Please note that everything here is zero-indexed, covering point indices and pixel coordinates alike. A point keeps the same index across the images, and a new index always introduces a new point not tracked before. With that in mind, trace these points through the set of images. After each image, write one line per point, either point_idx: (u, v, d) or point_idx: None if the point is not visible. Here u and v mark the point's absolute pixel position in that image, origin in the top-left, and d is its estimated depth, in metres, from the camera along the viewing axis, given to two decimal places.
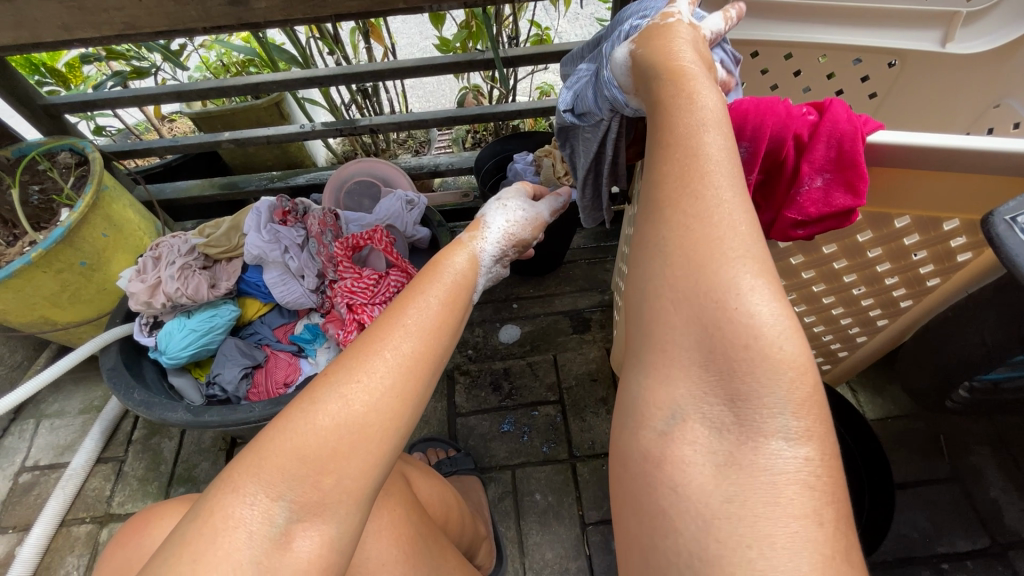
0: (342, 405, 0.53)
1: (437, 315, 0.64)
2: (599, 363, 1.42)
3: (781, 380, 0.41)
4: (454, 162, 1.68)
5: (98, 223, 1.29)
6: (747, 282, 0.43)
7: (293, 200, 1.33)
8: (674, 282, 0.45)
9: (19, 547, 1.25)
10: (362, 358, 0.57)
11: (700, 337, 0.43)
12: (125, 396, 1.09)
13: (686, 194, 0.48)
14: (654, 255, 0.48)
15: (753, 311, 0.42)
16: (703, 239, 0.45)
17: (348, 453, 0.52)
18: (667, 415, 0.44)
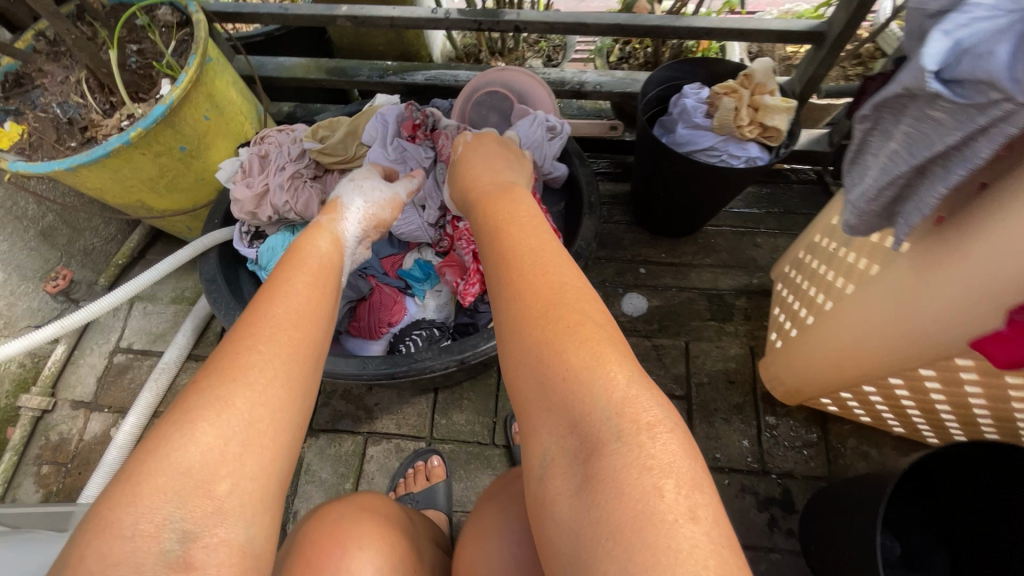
0: (221, 415, 0.51)
1: (317, 299, 0.65)
2: (738, 363, 1.21)
3: (601, 394, 0.50)
4: (602, 82, 1.37)
5: (200, 102, 1.11)
6: (560, 336, 0.53)
7: (423, 110, 1.12)
8: (529, 358, 0.55)
9: (115, 430, 1.25)
10: (235, 362, 0.54)
11: (547, 392, 0.53)
12: (226, 319, 0.97)
13: (514, 269, 0.63)
14: (517, 328, 0.57)
15: (565, 354, 0.52)
16: (532, 313, 0.57)
17: (240, 450, 0.50)
18: (542, 459, 0.52)
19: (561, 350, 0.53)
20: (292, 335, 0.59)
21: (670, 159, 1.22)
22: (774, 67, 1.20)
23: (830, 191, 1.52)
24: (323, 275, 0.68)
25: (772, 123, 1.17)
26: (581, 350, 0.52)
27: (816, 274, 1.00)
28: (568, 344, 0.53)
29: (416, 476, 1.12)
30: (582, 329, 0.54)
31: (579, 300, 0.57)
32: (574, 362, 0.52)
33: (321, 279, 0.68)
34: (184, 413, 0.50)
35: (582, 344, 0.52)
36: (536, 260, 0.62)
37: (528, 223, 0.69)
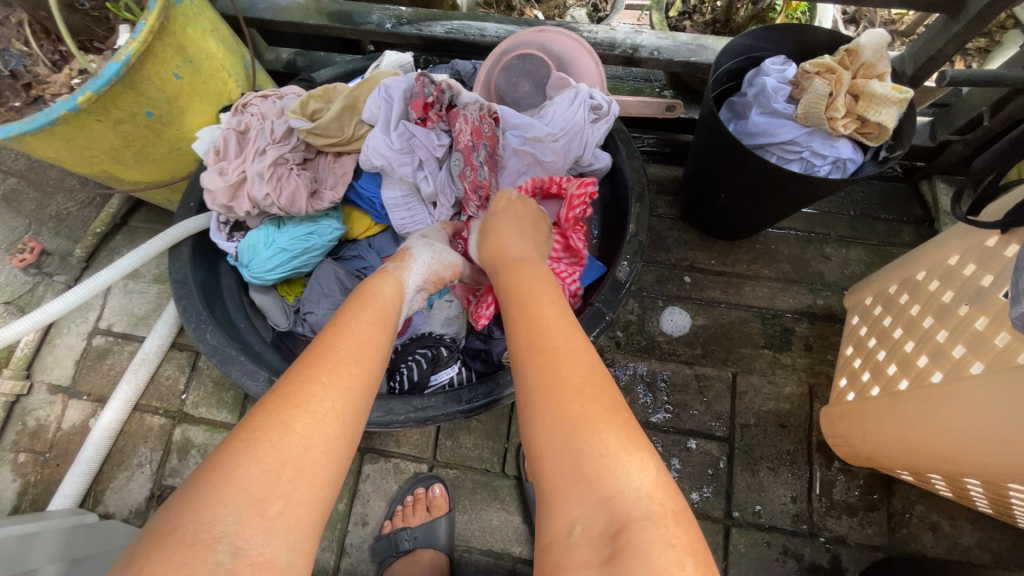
0: (288, 442, 0.50)
1: (379, 333, 0.65)
2: (793, 405, 1.05)
3: (636, 476, 0.48)
4: (662, 47, 1.12)
5: (168, 55, 0.91)
6: (594, 413, 0.52)
7: (438, 83, 0.90)
8: (549, 421, 0.53)
9: (93, 423, 1.15)
10: (300, 390, 0.54)
11: (576, 464, 0.50)
12: (196, 336, 0.82)
13: (535, 339, 0.60)
14: (545, 385, 0.56)
15: (603, 434, 0.50)
16: (560, 380, 0.55)
17: (304, 474, 0.50)
18: (568, 529, 0.48)
19: (579, 419, 0.52)
20: (361, 373, 0.59)
21: (739, 160, 0.99)
22: (889, 39, 0.93)
23: (920, 192, 1.27)
24: (381, 314, 0.68)
25: (876, 119, 0.93)
26: (604, 430, 0.51)
27: (917, 324, 0.80)
28: (596, 416, 0.52)
29: (416, 506, 1.01)
30: (603, 401, 0.53)
31: (598, 377, 0.56)
32: (603, 433, 0.51)
33: (383, 318, 0.67)
34: (254, 435, 0.50)
35: (615, 430, 0.51)
36: (561, 336, 0.60)
37: (548, 296, 0.66)
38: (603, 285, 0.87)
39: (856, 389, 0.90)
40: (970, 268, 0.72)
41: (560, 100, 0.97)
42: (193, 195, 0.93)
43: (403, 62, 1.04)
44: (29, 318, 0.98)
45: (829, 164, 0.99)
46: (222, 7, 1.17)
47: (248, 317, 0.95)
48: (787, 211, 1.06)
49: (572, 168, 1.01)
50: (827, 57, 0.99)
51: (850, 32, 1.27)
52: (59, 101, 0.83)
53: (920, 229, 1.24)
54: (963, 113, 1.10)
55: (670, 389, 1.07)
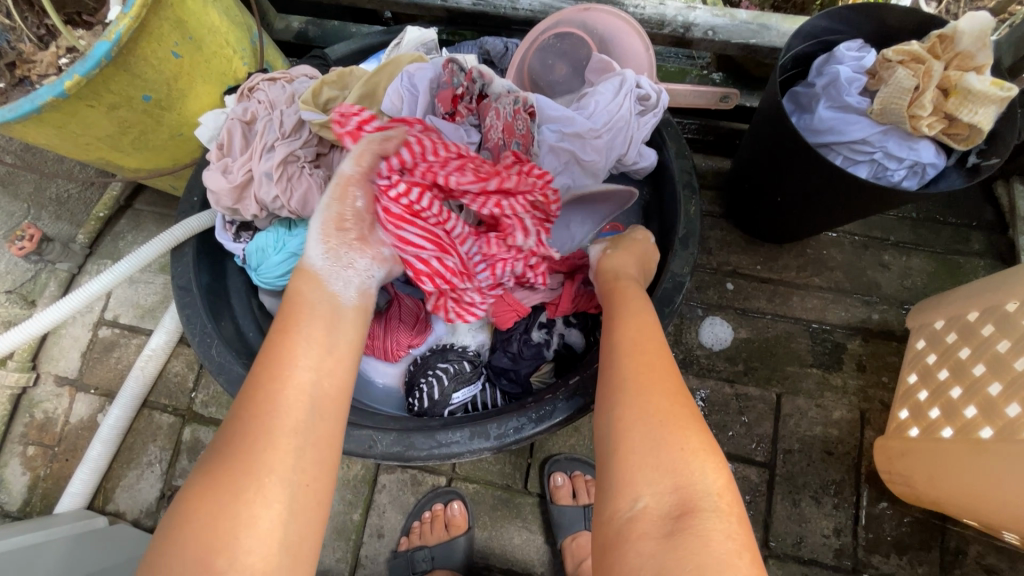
0: (229, 490, 0.48)
1: (324, 327, 0.59)
2: (842, 431, 0.97)
3: (706, 471, 0.49)
4: (718, 26, 0.99)
5: (165, 31, 0.80)
6: (671, 413, 0.53)
7: (469, 71, 0.83)
8: (633, 416, 0.53)
9: (101, 420, 1.11)
10: (229, 434, 0.50)
11: (655, 452, 0.51)
12: (201, 350, 0.75)
13: (622, 338, 0.61)
14: (626, 365, 0.58)
15: (680, 429, 0.52)
16: (632, 381, 0.56)
17: (252, 516, 0.47)
18: (631, 504, 0.50)
19: (650, 421, 0.52)
20: (301, 387, 0.54)
21: (803, 163, 0.88)
22: (996, 23, 0.79)
23: (994, 194, 1.15)
24: (321, 309, 0.60)
25: (969, 120, 0.81)
26: (671, 432, 0.51)
27: (1007, 364, 0.71)
28: (660, 419, 0.52)
29: (434, 524, 0.96)
30: (674, 398, 0.54)
31: (674, 378, 0.56)
32: (668, 433, 0.51)
33: (324, 315, 0.60)
34: (194, 491, 0.48)
35: (694, 429, 0.52)
36: (643, 339, 0.60)
37: (633, 298, 0.67)
38: (650, 302, 0.77)
39: (922, 426, 0.81)
40: None
41: (603, 88, 0.86)
42: (197, 189, 0.85)
43: (427, 39, 0.92)
44: (21, 331, 0.91)
45: (905, 169, 0.88)
46: None
47: (257, 323, 0.88)
48: (850, 218, 0.95)
49: (613, 167, 0.90)
50: (916, 41, 0.86)
51: (930, 9, 1.12)
52: (45, 85, 0.74)
53: (992, 236, 1.12)
54: None
55: (708, 408, 0.99)
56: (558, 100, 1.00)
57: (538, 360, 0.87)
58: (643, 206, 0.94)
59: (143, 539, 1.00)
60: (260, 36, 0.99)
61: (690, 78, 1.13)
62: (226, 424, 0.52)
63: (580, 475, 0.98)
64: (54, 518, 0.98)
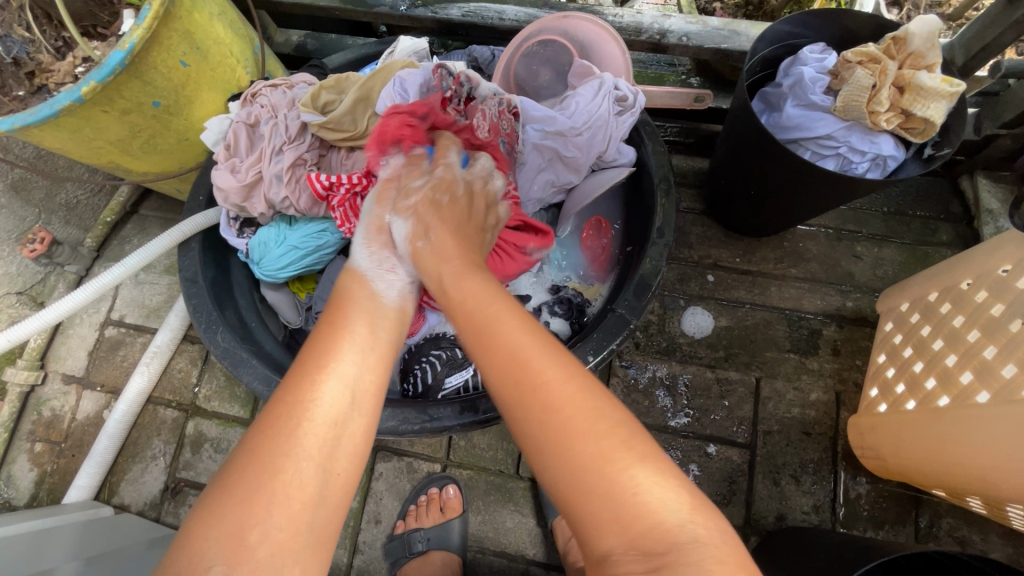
0: (261, 468, 0.47)
1: (368, 326, 0.59)
2: (819, 412, 1.02)
3: (672, 516, 0.44)
4: (691, 33, 1.06)
5: (174, 42, 0.86)
6: (616, 465, 0.46)
7: (455, 75, 0.89)
8: (570, 461, 0.47)
9: (107, 416, 1.14)
10: (277, 415, 0.50)
11: (607, 497, 0.45)
12: (207, 336, 0.80)
13: (501, 368, 0.52)
14: (537, 406, 0.49)
15: (628, 476, 0.45)
16: (546, 416, 0.49)
17: (284, 497, 0.46)
18: (603, 548, 0.45)
19: (579, 450, 0.47)
20: (343, 378, 0.53)
21: (770, 157, 0.94)
22: (943, 26, 0.86)
23: (959, 187, 1.21)
24: (363, 305, 0.61)
25: (922, 114, 0.87)
26: (618, 467, 0.46)
27: (961, 337, 0.76)
28: (597, 447, 0.46)
29: (429, 507, 1.00)
30: (596, 421, 0.48)
31: (592, 404, 0.49)
32: (607, 462, 0.46)
33: (368, 309, 0.61)
34: (239, 464, 0.48)
35: (652, 479, 0.45)
36: (529, 360, 0.51)
37: (494, 302, 0.57)
38: (627, 286, 0.82)
39: (889, 401, 0.86)
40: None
41: (583, 91, 0.92)
42: (202, 188, 0.90)
43: (418, 48, 0.99)
44: (40, 317, 1.00)
45: (867, 162, 0.94)
46: None
47: (258, 314, 0.92)
48: (819, 210, 1.00)
49: (594, 165, 0.96)
50: (873, 44, 0.93)
51: (892, 16, 1.19)
52: (62, 92, 0.80)
53: (959, 227, 1.18)
54: (1014, 103, 1.03)
55: (691, 393, 1.04)
56: (544, 103, 1.06)
57: None
58: (624, 199, 1.00)
59: (148, 528, 1.04)
60: (261, 48, 1.05)
61: (668, 82, 1.20)
62: (266, 408, 0.51)
63: None
64: (60, 508, 1.01)
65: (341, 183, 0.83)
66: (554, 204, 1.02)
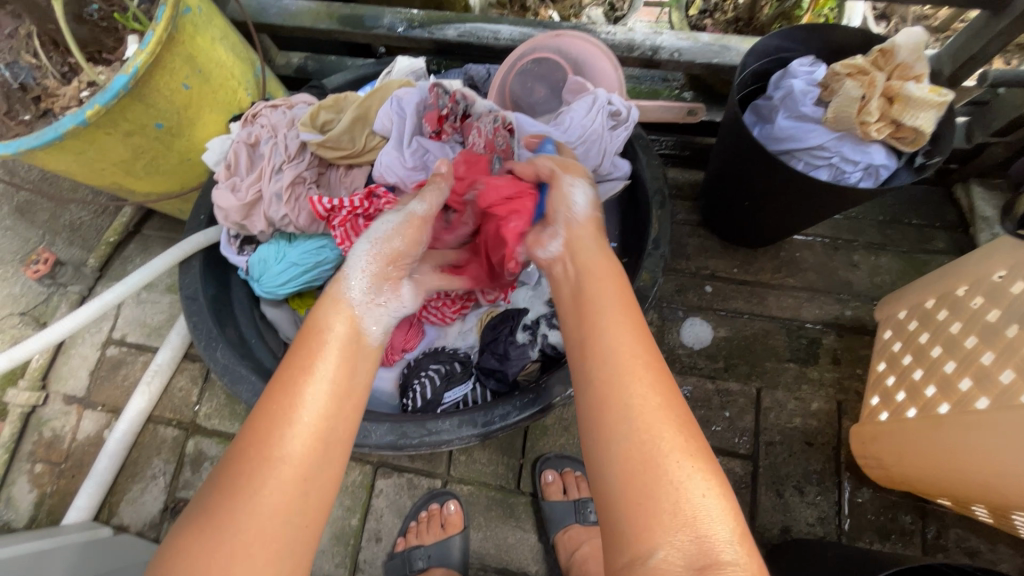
0: (225, 524, 0.48)
1: (339, 368, 0.59)
2: (820, 422, 1.01)
3: (722, 520, 0.48)
4: (682, 48, 1.09)
5: (177, 66, 0.89)
6: (689, 475, 0.49)
7: (450, 93, 0.91)
8: (644, 454, 0.50)
9: (107, 436, 1.14)
10: (240, 471, 0.50)
11: (669, 496, 0.48)
12: (207, 353, 0.80)
13: (608, 356, 0.56)
14: (632, 382, 0.54)
15: (694, 486, 0.49)
16: (634, 415, 0.52)
17: (250, 552, 0.47)
18: (652, 552, 0.47)
19: (658, 449, 0.50)
20: (311, 426, 0.53)
21: (763, 169, 0.95)
22: (928, 38, 0.88)
23: (954, 195, 1.21)
24: (332, 344, 0.60)
25: (912, 124, 0.88)
26: (687, 470, 0.50)
27: (959, 343, 0.76)
28: (673, 455, 0.50)
29: (430, 523, 0.99)
30: (673, 424, 0.52)
31: (672, 410, 0.53)
32: (680, 463, 0.50)
33: (341, 347, 0.60)
34: (203, 519, 0.48)
35: (713, 496, 0.49)
36: (634, 359, 0.56)
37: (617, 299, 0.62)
38: None
39: (890, 409, 0.85)
40: (1018, 285, 0.68)
41: (577, 106, 0.94)
42: (203, 207, 0.92)
43: (415, 68, 1.01)
44: (40, 336, 1.01)
45: (860, 171, 0.95)
46: (232, 13, 1.16)
47: (258, 331, 0.93)
48: (814, 219, 1.01)
49: (590, 178, 0.97)
50: (860, 57, 0.94)
51: (880, 29, 1.21)
52: (67, 115, 0.82)
53: (955, 234, 1.18)
54: (1004, 112, 1.04)
55: (692, 404, 1.04)
56: (539, 119, 1.07)
57: (524, 360, 0.89)
58: (620, 211, 1.01)
59: (147, 548, 1.03)
60: (262, 70, 1.08)
61: (662, 97, 1.22)
62: (227, 461, 0.51)
63: (571, 472, 1.01)
64: (59, 529, 1.01)
65: (343, 205, 0.84)
66: None
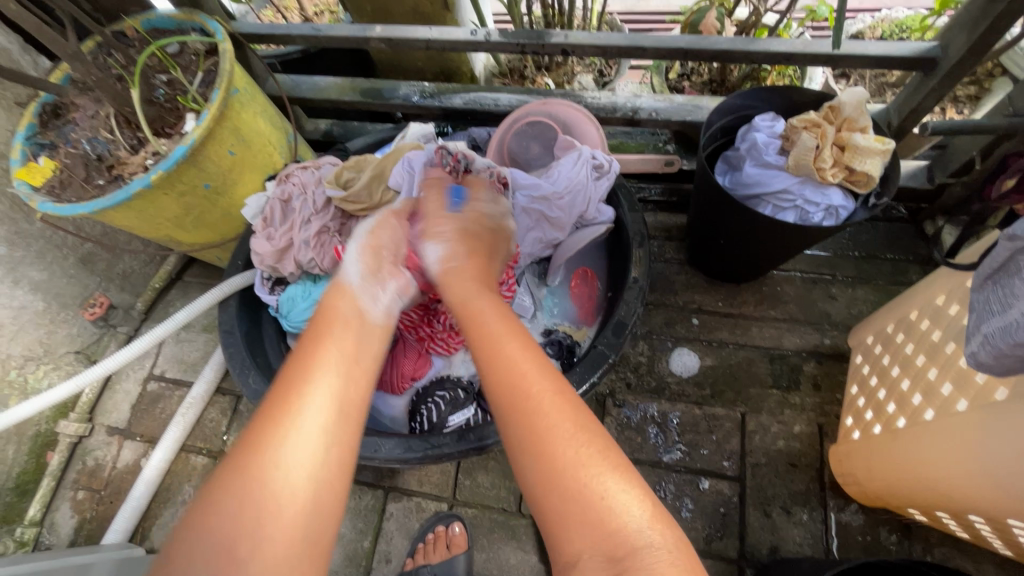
0: (244, 481, 0.48)
1: (352, 335, 0.62)
2: (803, 444, 1.07)
3: (637, 508, 0.50)
4: (659, 108, 1.23)
5: (225, 137, 1.06)
6: (601, 482, 0.51)
7: (453, 155, 1.06)
8: (545, 473, 0.52)
9: (144, 463, 1.25)
10: (254, 441, 0.50)
11: (576, 503, 0.50)
12: (240, 379, 0.92)
13: (499, 366, 0.58)
14: (528, 399, 0.55)
15: (608, 492, 0.50)
16: (534, 419, 0.54)
17: (274, 511, 0.47)
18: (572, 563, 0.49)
19: (558, 458, 0.52)
20: (329, 391, 0.55)
21: (732, 211, 1.06)
22: (869, 96, 1.00)
23: (925, 231, 1.30)
24: (342, 322, 0.63)
25: (861, 168, 0.99)
26: (588, 464, 0.51)
27: (912, 362, 0.83)
28: (574, 448, 0.52)
29: (437, 544, 1.05)
30: (577, 433, 0.53)
31: (576, 418, 0.55)
32: (580, 472, 0.51)
33: (350, 325, 0.63)
34: (220, 485, 0.48)
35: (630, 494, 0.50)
36: (532, 380, 0.57)
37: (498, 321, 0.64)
38: (607, 328, 0.92)
39: (861, 427, 0.92)
40: (953, 307, 0.77)
41: (564, 161, 1.08)
42: (241, 254, 1.06)
43: (426, 131, 1.17)
44: (95, 368, 1.14)
45: (822, 211, 1.05)
46: (270, 90, 1.35)
47: (285, 361, 1.05)
48: (785, 256, 1.11)
49: (577, 223, 1.10)
50: (814, 112, 1.07)
51: (840, 86, 1.35)
52: (136, 180, 0.98)
53: (927, 268, 1.26)
54: (957, 156, 1.15)
55: (681, 429, 1.10)
56: (534, 172, 1.21)
57: None
58: (607, 251, 1.12)
59: None
60: (294, 137, 1.26)
61: (647, 150, 1.36)
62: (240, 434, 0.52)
63: None
64: (98, 548, 1.10)
65: None
66: (544, 258, 1.16)
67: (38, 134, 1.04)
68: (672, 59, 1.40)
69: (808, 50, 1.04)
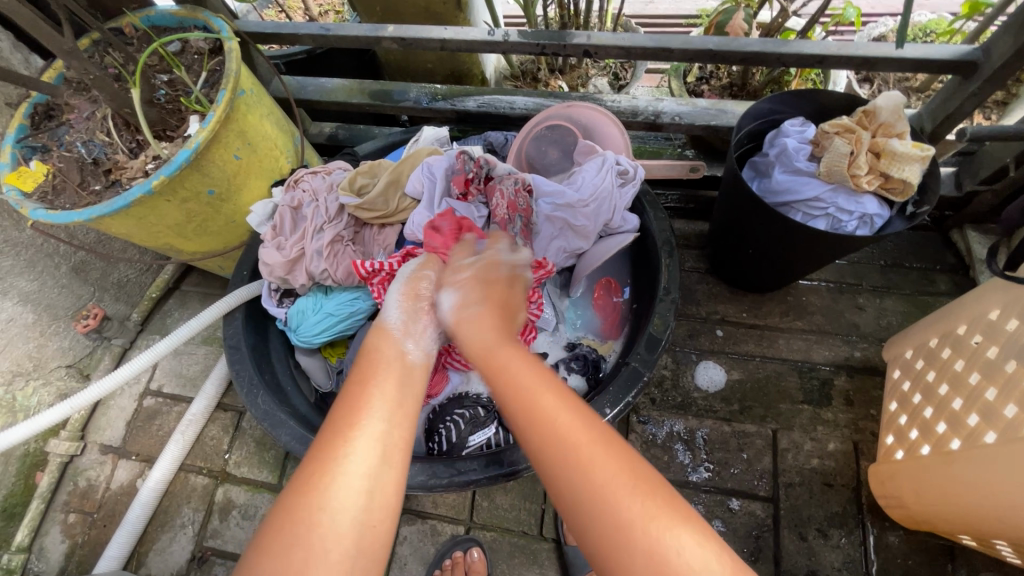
0: (296, 524, 0.49)
1: (396, 383, 0.62)
2: (838, 462, 1.02)
3: (706, 559, 0.46)
4: (682, 112, 1.19)
5: (231, 140, 1.00)
6: (677, 532, 0.47)
7: (474, 161, 1.01)
8: (599, 524, 0.48)
9: (141, 484, 1.18)
10: (307, 476, 0.52)
11: (633, 547, 0.46)
12: (248, 400, 0.86)
13: (542, 420, 0.54)
14: (570, 448, 0.52)
15: (685, 544, 0.46)
16: (563, 453, 0.51)
17: (323, 551, 0.48)
18: None
19: (602, 501, 0.48)
20: (374, 433, 0.55)
21: (764, 220, 1.01)
22: (906, 100, 0.97)
23: (952, 240, 1.27)
24: (389, 361, 0.64)
25: (900, 175, 0.96)
26: (652, 516, 0.47)
27: (964, 380, 0.79)
28: (630, 499, 0.48)
29: (455, 571, 0.99)
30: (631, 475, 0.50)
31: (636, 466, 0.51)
32: (644, 518, 0.47)
33: (394, 365, 0.64)
34: (275, 516, 0.50)
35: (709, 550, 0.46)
36: (576, 420, 0.54)
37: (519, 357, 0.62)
38: (639, 343, 0.88)
39: (905, 447, 0.87)
40: (1012, 323, 0.73)
41: (588, 167, 1.03)
42: (247, 264, 1.00)
43: (440, 135, 1.12)
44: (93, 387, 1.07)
45: (856, 220, 1.01)
46: (276, 91, 1.30)
47: (294, 378, 0.99)
48: (816, 265, 1.07)
49: (602, 232, 1.05)
50: (846, 117, 1.03)
51: (864, 91, 1.32)
52: (135, 185, 0.92)
53: (956, 277, 1.23)
54: (988, 162, 1.10)
55: (710, 447, 1.06)
56: (554, 178, 1.17)
57: None
58: (632, 261, 1.08)
59: None
60: (301, 141, 1.20)
61: (666, 156, 1.32)
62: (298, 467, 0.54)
63: None
64: None
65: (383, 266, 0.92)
66: (566, 268, 1.11)
67: (29, 136, 0.97)
68: (691, 62, 1.36)
69: (841, 52, 1.00)
